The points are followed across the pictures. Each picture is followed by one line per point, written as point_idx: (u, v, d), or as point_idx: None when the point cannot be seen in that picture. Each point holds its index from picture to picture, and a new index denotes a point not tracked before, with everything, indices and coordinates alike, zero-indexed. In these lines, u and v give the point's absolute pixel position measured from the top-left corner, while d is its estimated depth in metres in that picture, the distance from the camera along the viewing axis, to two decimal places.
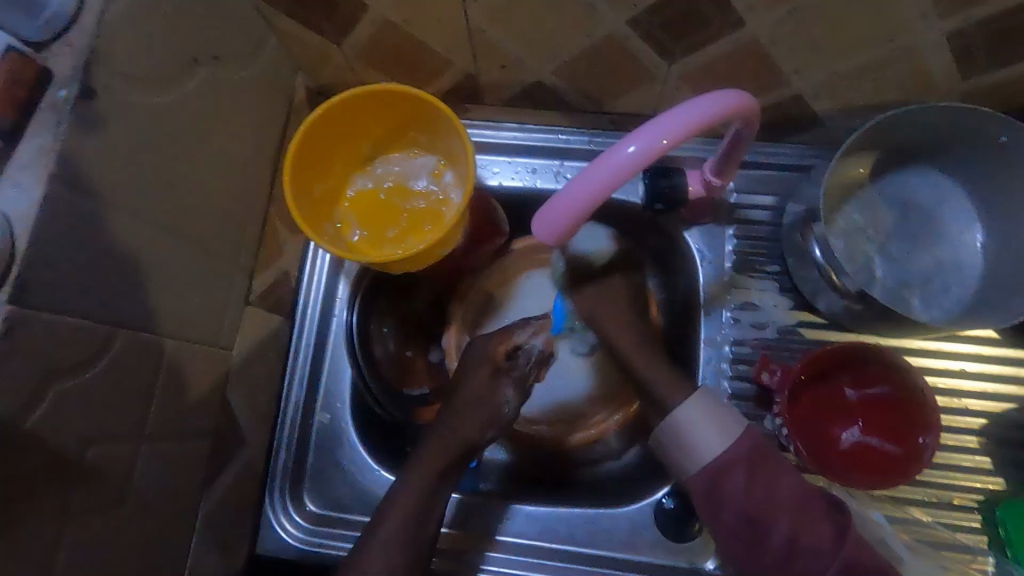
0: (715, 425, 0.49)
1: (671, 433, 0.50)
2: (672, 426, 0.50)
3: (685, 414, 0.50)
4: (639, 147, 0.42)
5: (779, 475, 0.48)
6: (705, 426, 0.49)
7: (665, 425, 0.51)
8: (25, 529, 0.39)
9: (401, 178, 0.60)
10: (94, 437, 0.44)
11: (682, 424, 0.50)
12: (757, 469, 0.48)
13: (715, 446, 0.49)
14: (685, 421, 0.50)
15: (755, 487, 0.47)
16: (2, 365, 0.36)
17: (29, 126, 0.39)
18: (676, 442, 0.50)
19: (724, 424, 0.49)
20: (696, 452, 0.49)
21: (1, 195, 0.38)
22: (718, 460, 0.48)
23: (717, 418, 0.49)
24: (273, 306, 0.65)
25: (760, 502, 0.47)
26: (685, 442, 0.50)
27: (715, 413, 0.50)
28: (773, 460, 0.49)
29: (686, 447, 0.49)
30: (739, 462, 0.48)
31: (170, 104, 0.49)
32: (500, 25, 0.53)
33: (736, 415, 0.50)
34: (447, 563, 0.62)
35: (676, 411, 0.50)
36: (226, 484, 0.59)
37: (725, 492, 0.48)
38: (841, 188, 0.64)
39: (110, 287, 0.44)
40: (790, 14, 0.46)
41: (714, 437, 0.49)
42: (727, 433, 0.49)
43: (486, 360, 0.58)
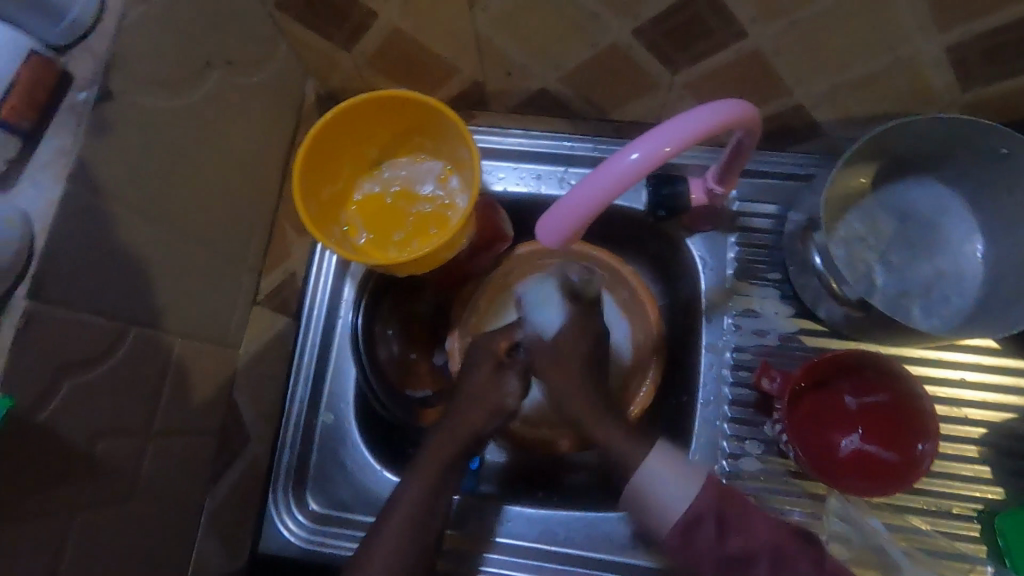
0: (677, 481, 0.49)
1: (638, 491, 0.50)
2: (637, 485, 0.50)
3: (647, 471, 0.50)
4: (641, 154, 0.43)
5: (748, 514, 0.49)
6: (668, 484, 0.49)
7: (629, 487, 0.51)
8: (36, 520, 0.40)
9: (407, 182, 0.61)
10: (104, 431, 0.45)
11: (645, 482, 0.50)
12: (726, 516, 0.48)
13: (681, 503, 0.49)
14: (648, 481, 0.50)
15: (727, 534, 0.48)
16: (19, 358, 0.37)
17: (49, 128, 0.40)
18: (643, 501, 0.50)
19: (685, 477, 0.50)
20: (664, 508, 0.49)
21: (21, 194, 0.39)
22: (687, 514, 0.48)
23: (677, 474, 0.50)
24: (279, 306, 0.65)
25: (734, 547, 0.48)
26: (651, 503, 0.50)
27: (675, 467, 0.50)
28: (739, 503, 0.49)
29: (653, 505, 0.50)
30: (708, 512, 0.48)
31: (184, 107, 0.50)
32: (508, 33, 0.54)
33: (694, 464, 0.51)
34: (447, 564, 0.63)
35: (637, 469, 0.51)
36: (230, 481, 0.60)
37: (699, 545, 0.48)
38: (843, 197, 0.64)
39: (123, 284, 0.45)
40: (791, 25, 0.47)
41: (681, 489, 0.49)
42: (692, 483, 0.49)
43: (489, 356, 0.60)
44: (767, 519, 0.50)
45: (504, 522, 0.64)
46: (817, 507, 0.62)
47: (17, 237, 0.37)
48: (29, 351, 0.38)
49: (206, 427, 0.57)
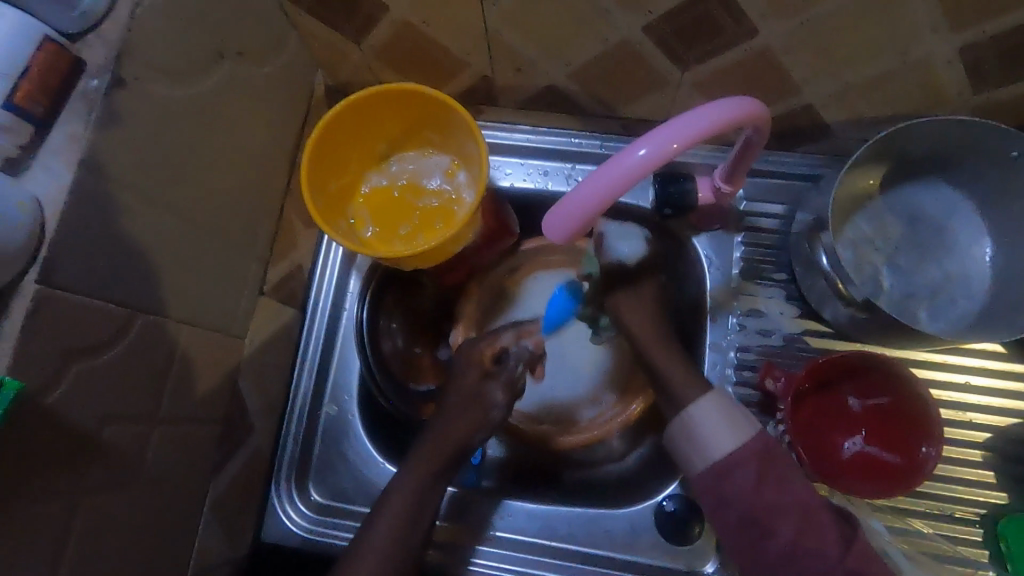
0: (727, 423, 0.49)
1: (683, 427, 0.50)
2: (685, 420, 0.50)
3: (699, 410, 0.50)
4: (649, 150, 0.43)
5: (790, 476, 0.49)
6: (717, 424, 0.49)
7: (678, 420, 0.51)
8: (42, 502, 0.40)
9: (414, 176, 0.61)
10: (110, 416, 0.45)
11: (695, 419, 0.50)
12: (767, 470, 0.48)
13: (725, 445, 0.49)
14: (697, 418, 0.50)
15: (764, 488, 0.47)
16: (28, 342, 0.38)
17: (60, 114, 0.40)
18: (687, 438, 0.50)
19: (735, 421, 0.50)
20: (705, 447, 0.49)
21: (32, 179, 0.39)
22: (728, 457, 0.48)
23: (729, 416, 0.50)
24: (285, 297, 0.66)
25: (767, 504, 0.47)
26: (694, 439, 0.50)
27: (729, 412, 0.50)
28: (780, 463, 0.49)
29: (695, 443, 0.50)
30: (749, 461, 0.48)
31: (195, 97, 0.50)
32: (517, 28, 0.54)
33: (748, 415, 0.50)
34: (448, 557, 0.63)
35: (690, 405, 0.51)
36: (234, 469, 0.60)
37: (733, 489, 0.48)
38: (850, 198, 0.64)
39: (132, 271, 0.46)
40: (803, 23, 0.47)
41: (726, 435, 0.49)
42: (739, 431, 0.49)
43: (476, 363, 0.59)
44: (809, 489, 0.49)
45: (505, 516, 0.64)
46: None
47: (29, 222, 0.37)
48: (38, 335, 0.38)
49: (212, 415, 0.57)
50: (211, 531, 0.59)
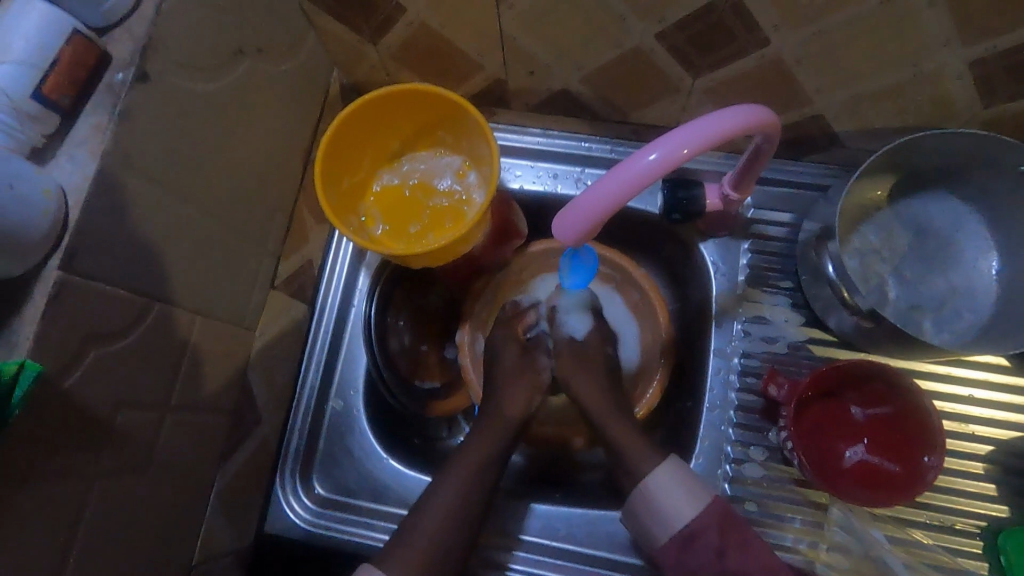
0: (685, 494, 0.52)
1: (643, 498, 0.53)
2: (644, 493, 0.53)
3: (657, 482, 0.53)
4: (659, 155, 0.43)
5: (748, 539, 0.51)
6: (676, 496, 0.52)
7: (637, 492, 0.54)
8: (54, 485, 0.41)
9: (426, 176, 0.62)
10: (124, 402, 0.46)
11: (653, 491, 0.53)
12: (727, 537, 0.50)
13: (685, 515, 0.51)
14: (655, 490, 0.53)
15: (727, 552, 0.50)
16: (49, 326, 0.39)
17: (85, 106, 0.42)
18: (648, 509, 0.53)
19: (693, 492, 0.52)
20: (666, 517, 0.52)
21: (58, 168, 0.41)
22: (689, 529, 0.51)
23: (686, 487, 0.52)
24: (296, 291, 0.67)
25: (730, 567, 0.50)
26: (655, 510, 0.52)
27: (685, 481, 0.53)
28: (740, 529, 0.51)
29: (656, 514, 0.52)
30: (710, 531, 0.51)
31: (216, 92, 0.51)
32: (533, 32, 0.55)
33: (704, 483, 0.53)
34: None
35: (647, 477, 0.53)
36: (242, 459, 0.61)
37: (696, 559, 0.50)
38: (857, 209, 0.64)
39: (148, 260, 0.46)
40: (815, 34, 0.47)
41: (685, 507, 0.51)
42: (698, 502, 0.52)
43: (512, 340, 0.67)
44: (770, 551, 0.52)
45: (506, 514, 0.65)
46: (819, 516, 0.62)
47: (54, 209, 0.38)
48: (58, 321, 0.39)
49: (222, 406, 0.58)
50: (217, 520, 0.59)
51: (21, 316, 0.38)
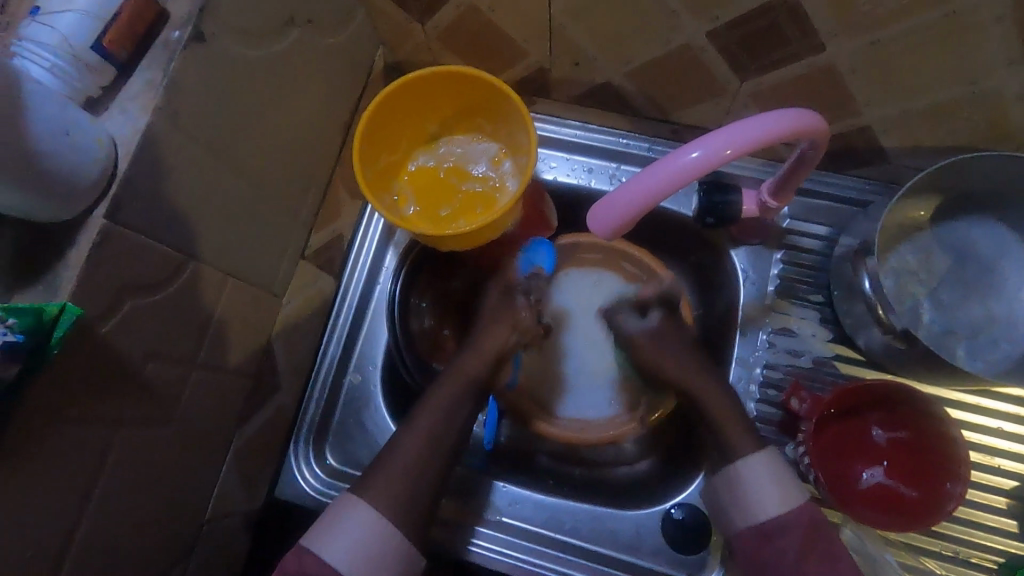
0: (776, 488, 0.50)
1: (729, 482, 0.52)
2: (731, 475, 0.52)
3: (750, 468, 0.51)
4: (701, 153, 0.43)
5: (833, 547, 0.49)
6: (766, 487, 0.50)
7: (725, 473, 0.52)
8: (82, 429, 0.42)
9: (461, 160, 0.62)
10: (153, 353, 0.47)
11: (741, 477, 0.51)
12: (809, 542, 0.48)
13: (771, 508, 0.50)
14: (747, 476, 0.51)
15: (801, 560, 0.48)
16: (92, 272, 0.40)
17: (141, 61, 0.43)
18: (732, 493, 0.52)
19: (785, 489, 0.50)
20: (750, 507, 0.50)
21: (112, 121, 0.42)
22: (772, 523, 0.49)
23: (779, 482, 0.51)
24: (324, 264, 0.68)
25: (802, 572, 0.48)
26: (741, 496, 0.51)
27: (777, 475, 0.51)
28: (828, 534, 0.50)
29: (741, 501, 0.51)
30: (793, 530, 0.49)
31: (266, 58, 0.52)
32: (582, 21, 0.54)
33: (797, 483, 0.51)
34: (446, 534, 0.63)
35: (740, 461, 0.52)
36: (260, 423, 0.63)
37: (767, 556, 0.49)
38: (897, 228, 0.63)
39: (188, 218, 0.47)
40: (874, 42, 0.46)
41: (774, 500, 0.50)
42: (787, 499, 0.50)
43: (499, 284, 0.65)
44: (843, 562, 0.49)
45: (513, 504, 0.65)
46: None
47: (103, 158, 0.39)
48: (100, 269, 0.40)
49: (244, 369, 0.59)
50: (231, 479, 0.61)
51: (66, 260, 0.39)
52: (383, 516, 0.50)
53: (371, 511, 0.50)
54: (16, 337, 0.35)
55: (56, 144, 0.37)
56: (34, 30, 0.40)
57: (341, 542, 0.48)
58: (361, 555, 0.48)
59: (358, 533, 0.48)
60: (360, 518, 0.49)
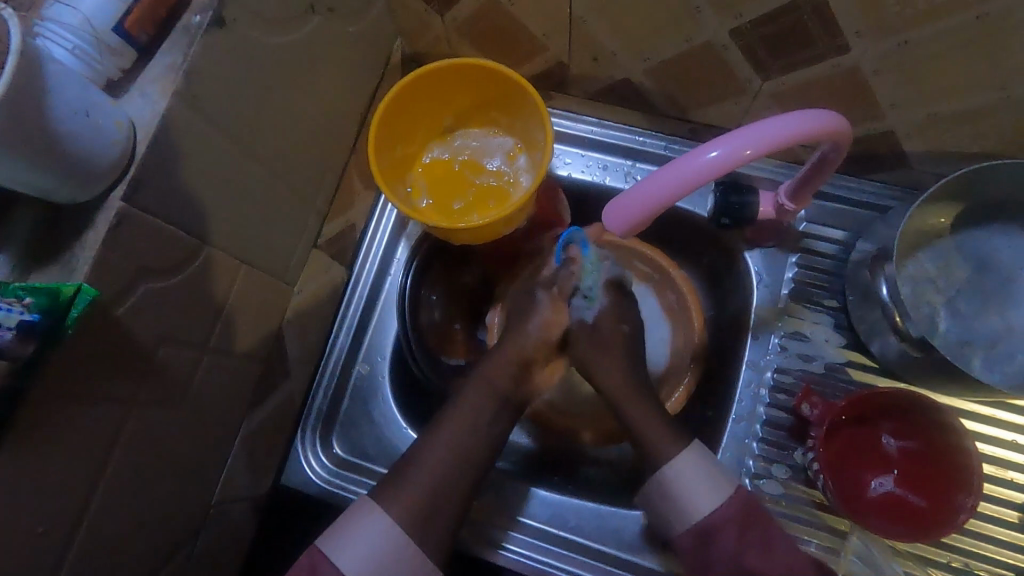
0: (706, 484, 0.49)
1: (660, 487, 0.51)
2: (660, 480, 0.51)
3: (675, 469, 0.50)
4: (721, 152, 0.43)
5: (770, 535, 0.49)
6: (696, 485, 0.49)
7: (655, 478, 0.51)
8: (93, 410, 0.42)
9: (476, 153, 0.62)
10: (165, 337, 0.47)
11: (670, 480, 0.50)
12: (748, 533, 0.48)
13: (704, 506, 0.49)
14: (677, 477, 0.50)
15: (745, 549, 0.47)
16: (109, 254, 0.40)
17: (163, 45, 0.43)
18: (666, 498, 0.50)
19: (715, 482, 0.50)
20: (685, 509, 0.49)
21: (131, 103, 0.42)
22: (708, 521, 0.48)
23: (708, 477, 0.50)
24: (336, 254, 0.68)
25: (750, 567, 0.47)
26: (675, 499, 0.50)
27: (707, 472, 0.50)
28: (763, 521, 0.49)
29: (674, 505, 0.50)
30: (728, 524, 0.48)
31: (286, 46, 0.52)
32: (603, 15, 0.54)
33: (726, 474, 0.51)
34: (470, 532, 0.64)
35: (667, 463, 0.51)
36: (269, 410, 0.63)
37: (713, 556, 0.48)
38: (916, 234, 0.62)
39: (203, 203, 0.47)
40: (901, 43, 0.45)
41: (703, 494, 0.49)
42: (716, 491, 0.49)
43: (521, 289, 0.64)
44: None
45: (517, 499, 0.65)
46: (836, 543, 0.61)
47: (122, 140, 0.40)
48: (117, 249, 0.40)
49: (253, 355, 0.60)
50: (239, 464, 0.61)
51: (83, 241, 0.39)
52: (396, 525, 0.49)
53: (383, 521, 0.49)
54: (32, 316, 0.35)
55: (78, 125, 0.37)
56: (59, 10, 0.39)
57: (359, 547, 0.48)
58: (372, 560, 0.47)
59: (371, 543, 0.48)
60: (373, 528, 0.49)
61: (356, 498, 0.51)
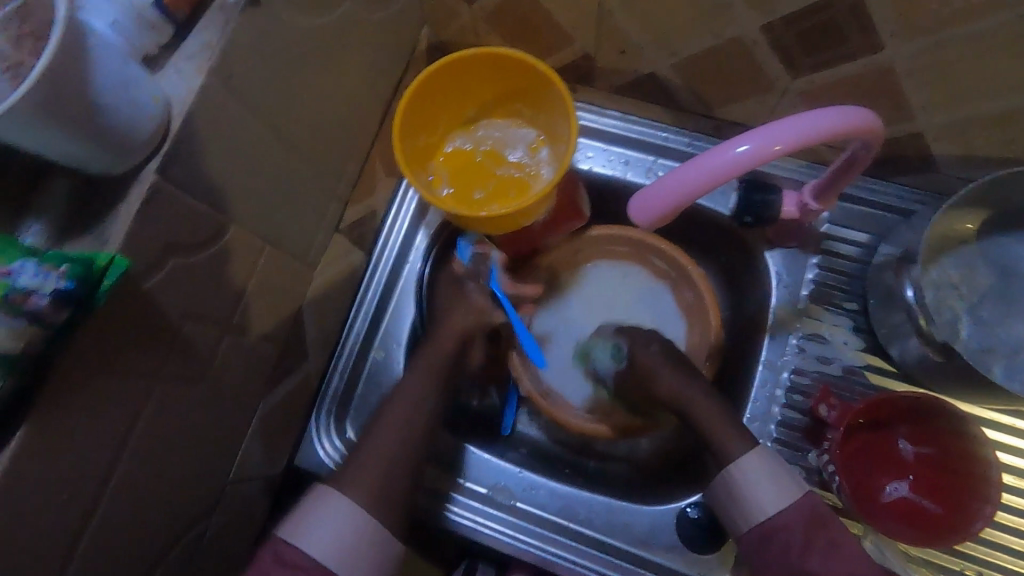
0: (774, 484, 0.49)
1: (725, 487, 0.51)
2: (726, 480, 0.51)
3: (741, 469, 0.50)
4: (750, 147, 0.42)
5: (837, 541, 0.47)
6: (763, 484, 0.49)
7: (720, 478, 0.51)
8: (119, 381, 0.43)
9: (498, 144, 0.62)
10: (190, 312, 0.48)
11: (736, 479, 0.50)
12: (814, 538, 0.47)
13: (769, 506, 0.48)
14: (743, 477, 0.50)
15: (806, 552, 0.47)
16: (141, 228, 0.40)
17: (199, 22, 0.43)
18: (732, 498, 0.50)
19: (782, 483, 0.49)
20: (750, 508, 0.49)
21: (167, 80, 0.42)
22: (772, 521, 0.48)
23: (776, 477, 0.49)
24: (356, 239, 0.69)
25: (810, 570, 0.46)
26: (740, 499, 0.50)
27: (775, 473, 0.50)
28: (832, 527, 0.48)
29: (739, 505, 0.50)
30: (794, 525, 0.48)
31: (317, 29, 0.52)
32: (634, 8, 0.53)
33: (796, 477, 0.50)
34: (427, 498, 0.64)
35: (733, 463, 0.51)
36: (287, 390, 0.64)
37: (772, 558, 0.47)
38: (943, 240, 0.60)
39: (231, 182, 0.48)
40: (936, 43, 0.45)
41: (770, 493, 0.49)
42: (784, 493, 0.49)
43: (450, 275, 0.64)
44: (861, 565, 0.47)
45: (528, 490, 0.65)
46: None
47: (157, 115, 0.40)
48: (148, 223, 0.41)
49: (272, 336, 0.60)
50: (254, 442, 0.62)
51: (117, 214, 0.40)
52: (357, 507, 0.49)
53: (344, 504, 0.49)
54: (68, 283, 0.35)
55: (115, 97, 0.37)
56: None
57: (319, 533, 0.48)
58: (336, 547, 0.47)
59: (331, 529, 0.48)
60: (334, 513, 0.49)
61: (372, 481, 0.52)
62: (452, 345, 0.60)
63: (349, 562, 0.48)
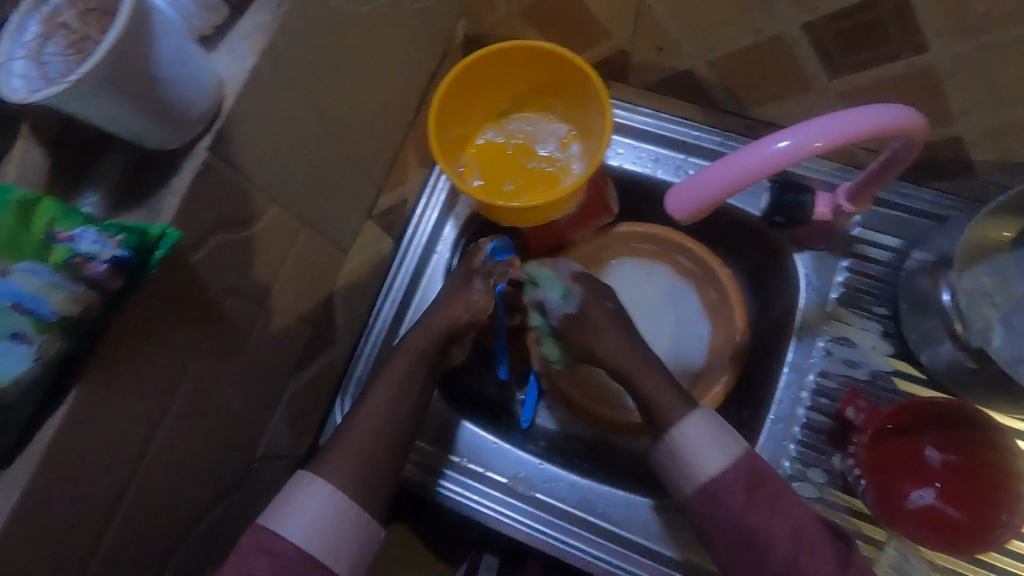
0: (715, 444, 0.50)
1: (670, 450, 0.51)
2: (671, 442, 0.51)
3: (683, 430, 0.51)
4: (792, 142, 0.42)
5: (778, 497, 0.49)
6: (705, 445, 0.50)
7: (665, 441, 0.52)
8: (162, 352, 0.44)
9: (530, 138, 0.62)
10: (229, 289, 0.49)
11: (678, 441, 0.51)
12: (753, 493, 0.48)
13: (711, 465, 0.49)
14: (685, 438, 0.50)
15: (749, 510, 0.48)
16: (190, 203, 0.41)
17: (251, 5, 0.44)
18: (676, 460, 0.51)
19: (723, 442, 0.50)
20: (693, 469, 0.50)
21: (220, 60, 0.44)
22: (716, 480, 0.49)
23: (716, 437, 0.50)
24: (387, 227, 0.70)
25: (754, 527, 0.48)
26: (684, 459, 0.50)
27: (717, 433, 0.50)
28: (772, 483, 0.49)
29: (683, 466, 0.50)
30: (737, 484, 0.48)
31: (361, 17, 0.53)
32: (674, 4, 0.54)
33: (735, 433, 0.51)
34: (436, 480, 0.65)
35: (676, 425, 0.51)
36: (315, 372, 0.65)
37: (717, 514, 0.48)
38: (976, 247, 0.59)
39: (273, 164, 0.49)
40: (982, 45, 0.45)
41: (712, 454, 0.49)
42: (725, 452, 0.49)
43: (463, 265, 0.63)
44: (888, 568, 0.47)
45: (548, 482, 0.65)
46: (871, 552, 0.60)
47: (212, 94, 0.41)
48: (198, 198, 0.42)
49: (303, 317, 0.61)
50: (281, 421, 0.63)
51: (169, 189, 0.41)
52: (339, 491, 0.50)
53: (326, 485, 0.50)
54: (123, 252, 0.37)
55: (175, 73, 0.38)
56: None
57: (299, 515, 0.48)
58: (317, 526, 0.48)
59: (312, 510, 0.49)
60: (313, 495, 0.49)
61: None
62: (445, 332, 0.60)
63: (328, 542, 0.48)
